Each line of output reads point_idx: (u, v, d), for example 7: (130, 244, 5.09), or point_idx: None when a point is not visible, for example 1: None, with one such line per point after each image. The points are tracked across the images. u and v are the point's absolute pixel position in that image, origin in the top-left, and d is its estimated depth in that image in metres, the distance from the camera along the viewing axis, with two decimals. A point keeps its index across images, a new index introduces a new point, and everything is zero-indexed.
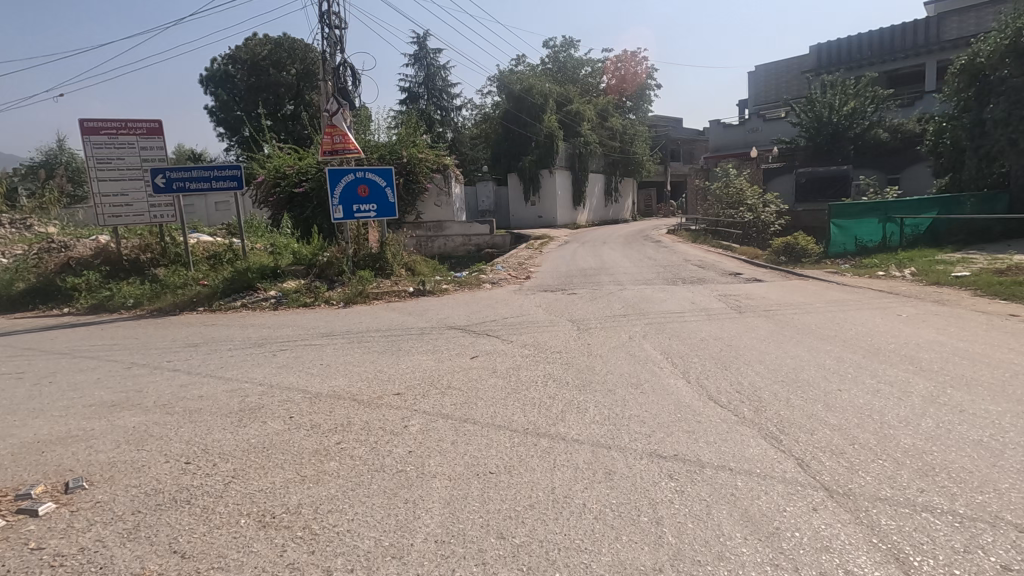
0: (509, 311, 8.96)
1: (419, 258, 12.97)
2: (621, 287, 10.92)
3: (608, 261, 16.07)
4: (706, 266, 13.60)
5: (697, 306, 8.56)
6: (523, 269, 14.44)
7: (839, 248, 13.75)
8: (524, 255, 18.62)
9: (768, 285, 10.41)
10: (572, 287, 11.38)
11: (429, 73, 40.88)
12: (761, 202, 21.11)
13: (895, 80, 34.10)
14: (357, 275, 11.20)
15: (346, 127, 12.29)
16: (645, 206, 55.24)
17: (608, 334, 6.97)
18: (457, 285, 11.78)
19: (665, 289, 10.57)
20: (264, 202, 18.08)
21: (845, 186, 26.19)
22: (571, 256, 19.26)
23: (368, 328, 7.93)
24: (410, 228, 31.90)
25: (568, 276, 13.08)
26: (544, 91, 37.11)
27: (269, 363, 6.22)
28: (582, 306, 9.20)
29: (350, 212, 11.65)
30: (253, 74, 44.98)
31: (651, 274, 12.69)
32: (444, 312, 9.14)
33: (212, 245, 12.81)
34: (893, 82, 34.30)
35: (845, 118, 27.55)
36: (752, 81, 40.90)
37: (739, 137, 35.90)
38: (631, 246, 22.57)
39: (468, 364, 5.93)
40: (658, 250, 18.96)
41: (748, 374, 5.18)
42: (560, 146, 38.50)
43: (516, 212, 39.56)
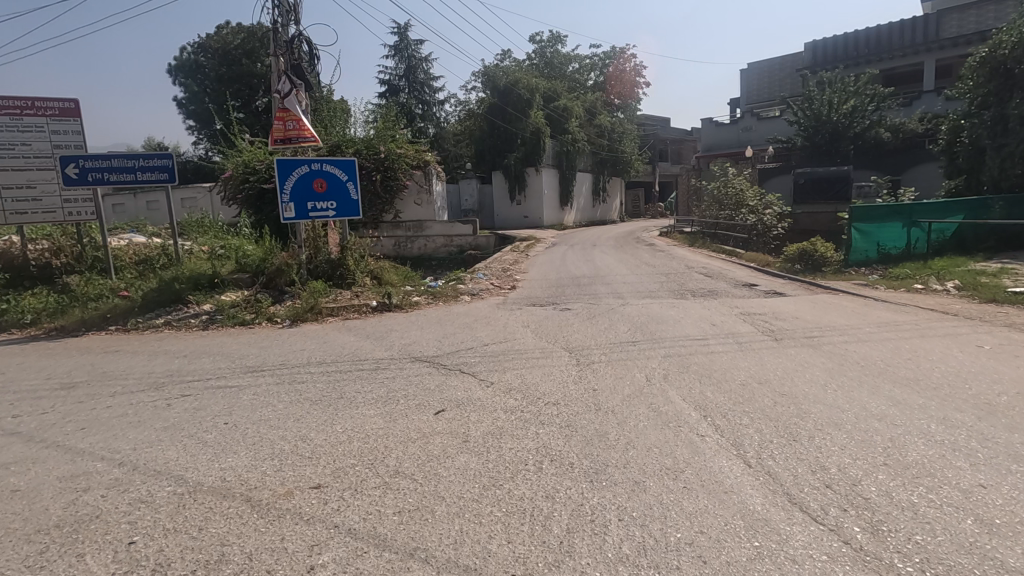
0: (490, 334, 7.34)
1: (388, 264, 11.23)
2: (622, 301, 9.40)
3: (602, 267, 14.54)
4: (713, 274, 12.16)
5: (719, 329, 7.04)
6: (508, 277, 12.81)
7: (861, 256, 12.27)
8: (509, 260, 17.01)
9: (795, 301, 8.91)
10: (566, 300, 9.82)
11: (410, 65, 38.87)
12: (762, 204, 19.76)
13: (892, 79, 33.11)
14: (309, 286, 9.44)
15: (302, 111, 10.52)
16: (633, 206, 53.95)
17: (618, 374, 5.36)
18: (431, 297, 10.06)
19: (674, 304, 9.07)
20: (232, 200, 16.25)
21: (846, 189, 24.90)
22: (560, 260, 17.68)
23: (308, 360, 6.19)
24: (388, 228, 30.08)
25: (560, 286, 11.52)
26: (530, 85, 35.68)
27: (150, 421, 4.46)
28: (580, 327, 7.62)
29: (304, 211, 9.93)
30: (224, 63, 42.73)
31: (655, 284, 11.17)
32: (411, 335, 7.45)
33: (144, 248, 10.98)
34: (889, 81, 33.32)
35: (844, 117, 26.47)
36: (745, 79, 39.75)
37: (732, 136, 34.65)
38: (623, 249, 21.05)
39: (431, 426, 4.27)
40: (654, 254, 17.45)
41: (836, 453, 3.56)
42: (547, 143, 37.03)
43: (501, 212, 37.89)
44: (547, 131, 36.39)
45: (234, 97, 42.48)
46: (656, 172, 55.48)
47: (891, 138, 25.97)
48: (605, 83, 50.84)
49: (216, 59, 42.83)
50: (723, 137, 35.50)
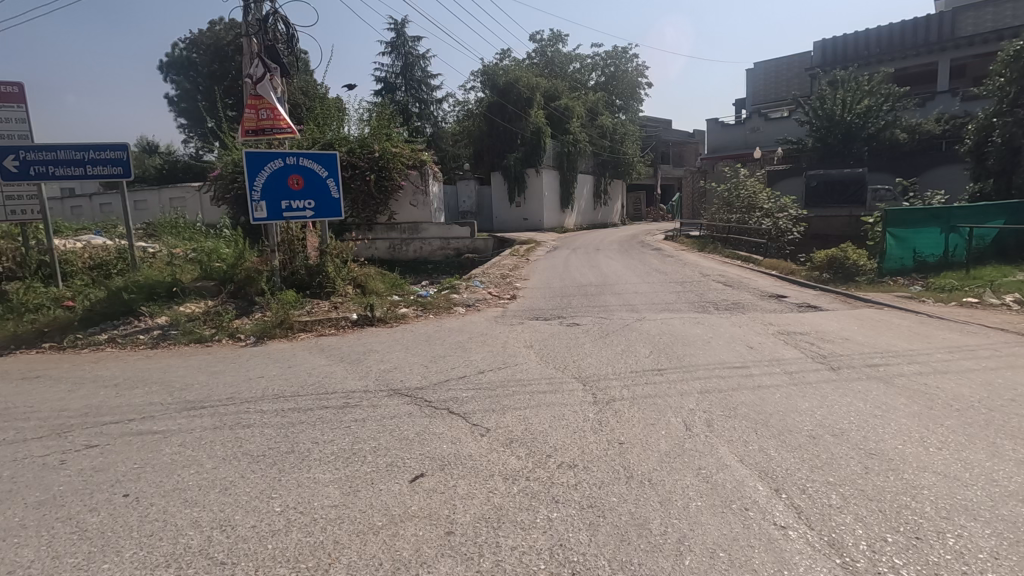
0: (489, 357, 6.19)
1: (374, 271, 10.08)
2: (638, 315, 8.28)
3: (609, 273, 13.44)
4: (733, 283, 11.05)
5: (760, 353, 5.92)
6: (507, 284, 11.70)
7: (895, 264, 11.17)
8: (508, 265, 15.88)
9: (835, 317, 7.83)
10: (574, 313, 8.71)
11: (407, 62, 37.65)
12: (777, 207, 18.68)
13: (904, 80, 32.11)
14: (281, 296, 8.30)
15: (278, 99, 9.39)
16: (634, 209, 52.92)
17: (650, 419, 4.23)
18: (421, 310, 8.92)
19: (697, 319, 7.95)
20: (220, 199, 15.14)
21: (862, 192, 23.82)
22: (563, 265, 16.57)
23: (262, 395, 5.02)
24: (383, 230, 29.24)
25: (565, 295, 10.43)
26: (531, 84, 34.66)
27: (25, 491, 3.30)
28: (593, 349, 6.48)
29: (278, 210, 8.77)
30: (216, 60, 41.56)
31: (672, 294, 10.06)
32: (394, 358, 6.31)
33: (101, 251, 9.83)
34: (901, 82, 32.31)
35: (857, 118, 25.56)
36: (750, 79, 38.78)
37: (738, 137, 33.65)
38: (629, 254, 19.96)
39: (404, 503, 3.13)
40: (663, 260, 16.35)
41: (990, 567, 2.44)
42: (548, 144, 35.99)
43: (500, 214, 36.77)
44: (548, 131, 35.33)
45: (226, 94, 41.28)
46: (657, 174, 54.49)
47: (907, 139, 24.99)
48: (606, 84, 49.85)
49: (208, 55, 41.67)
50: (729, 138, 34.50)
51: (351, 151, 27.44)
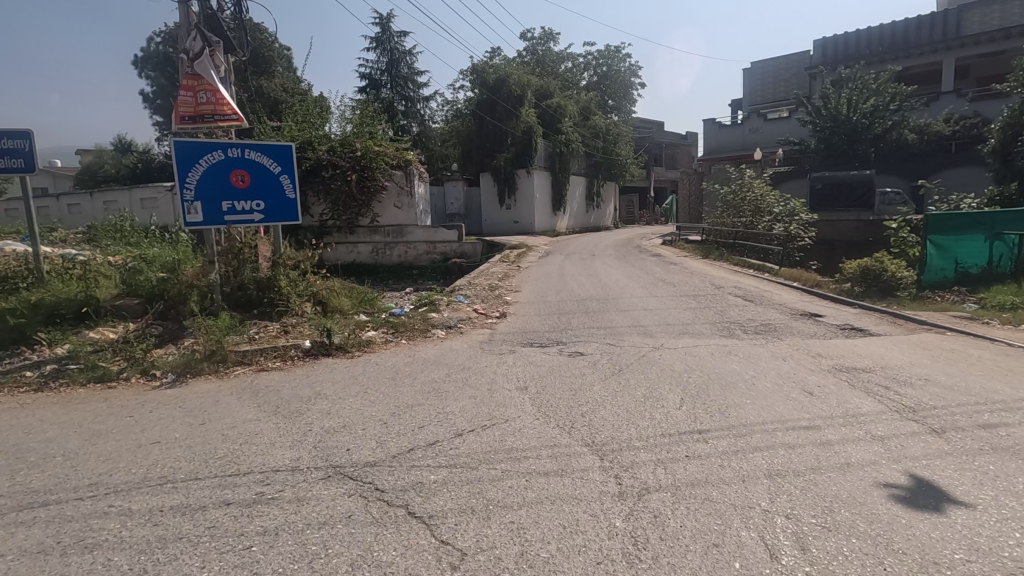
0: (472, 410, 4.70)
1: (339, 285, 8.55)
2: (653, 341, 6.87)
3: (610, 283, 12.09)
4: (754, 298, 9.67)
5: (827, 407, 4.48)
6: (496, 298, 10.30)
7: (936, 277, 9.86)
8: (497, 274, 14.48)
9: (894, 345, 6.47)
10: (576, 338, 7.26)
11: (392, 59, 36.04)
12: (786, 211, 17.42)
13: (907, 80, 31.11)
14: (217, 318, 6.75)
15: (221, 80, 7.88)
16: (627, 212, 51.75)
17: (710, 538, 2.77)
18: (392, 335, 7.41)
19: (727, 347, 6.54)
20: None
21: (870, 195, 22.67)
22: (557, 273, 15.24)
23: (140, 481, 3.48)
24: (365, 233, 27.99)
25: (561, 312, 9.03)
26: (522, 82, 33.35)
27: None
28: (607, 394, 5.00)
29: (218, 211, 7.21)
30: None
31: (687, 312, 8.67)
32: (346, 408, 4.78)
33: (8, 261, 8.18)
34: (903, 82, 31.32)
35: (863, 118, 24.48)
36: (747, 79, 37.75)
37: (736, 138, 32.65)
38: (628, 260, 18.59)
39: None
40: (668, 268, 15.00)
41: None
42: (540, 144, 34.67)
43: (489, 217, 35.35)
44: (539, 131, 33.94)
45: None
46: (650, 176, 53.39)
47: (915, 140, 23.93)
48: (599, 84, 48.68)
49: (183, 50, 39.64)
50: (726, 139, 33.47)
51: (331, 152, 26.70)
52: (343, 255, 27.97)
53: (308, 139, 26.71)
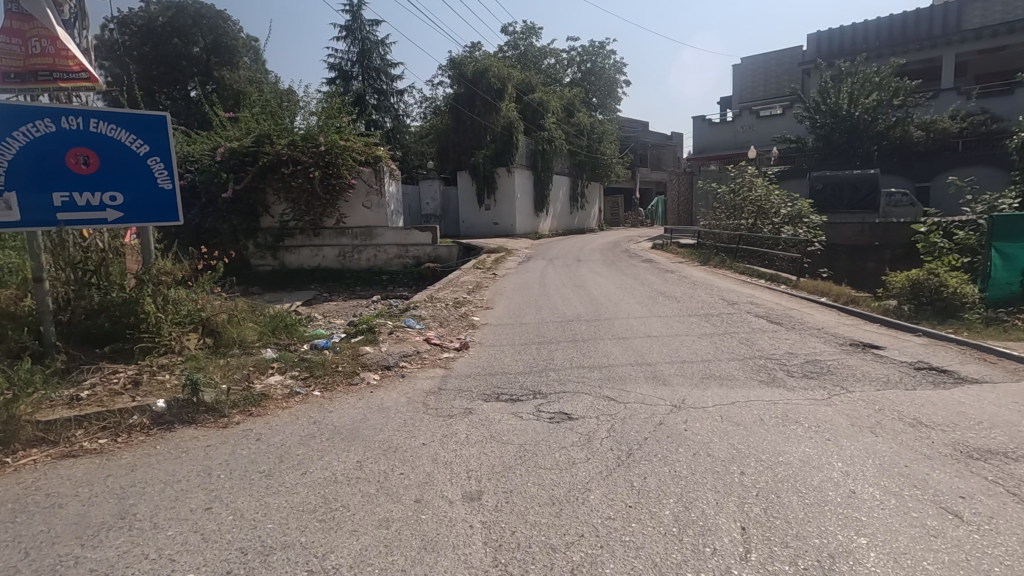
0: (377, 565, 2.60)
1: (243, 309, 6.39)
2: (669, 393, 4.86)
3: (600, 297, 10.13)
4: (781, 320, 7.75)
5: (1015, 557, 2.49)
6: (460, 319, 8.21)
7: (1005, 292, 7.97)
8: (467, 284, 12.42)
9: (1010, 398, 4.59)
10: (561, 386, 5.21)
11: (363, 49, 33.66)
12: (793, 213, 15.65)
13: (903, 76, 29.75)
14: (30, 368, 4.54)
15: (65, 29, 6.80)
16: (612, 214, 49.99)
17: None
18: (304, 381, 5.30)
19: (779, 405, 4.54)
20: None
21: (874, 196, 21.09)
22: (537, 282, 13.27)
23: None
24: (331, 236, 26.04)
25: (540, 340, 7.00)
26: (502, 75, 31.40)
27: None
28: (615, 520, 2.94)
29: (48, 205, 5.03)
30: (149, 42, 36.33)
31: (704, 342, 6.69)
32: (152, 561, 2.64)
33: None
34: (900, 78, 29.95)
35: (864, 113, 22.95)
36: (737, 75, 36.25)
37: (727, 137, 31.23)
38: (618, 267, 16.67)
39: None
40: (666, 277, 13.13)
41: None
42: (522, 141, 32.74)
43: (467, 218, 33.30)
44: (520, 127, 31.97)
45: (160, 81, 36.50)
46: (635, 177, 51.77)
47: (921, 137, 22.43)
48: (583, 80, 46.88)
49: (135, 36, 36.30)
50: (716, 137, 31.90)
51: (291, 147, 24.52)
52: (307, 259, 26.20)
53: (265, 133, 24.53)
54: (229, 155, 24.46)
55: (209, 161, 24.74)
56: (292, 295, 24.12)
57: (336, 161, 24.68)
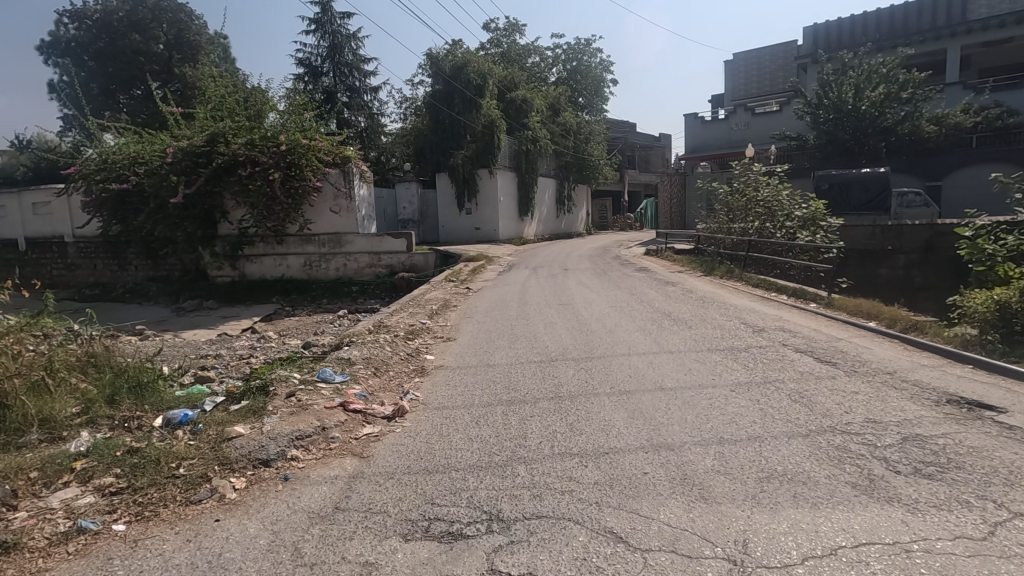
0: None
1: (58, 371, 4.30)
2: (715, 526, 2.86)
3: (592, 322, 8.14)
4: (833, 360, 5.80)
5: None
6: (407, 362, 6.15)
7: None
8: (431, 304, 10.31)
9: None
10: (534, 502, 3.20)
11: (334, 43, 31.48)
12: (807, 216, 13.82)
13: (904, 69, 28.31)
14: None
15: None
16: (600, 217, 48.24)
17: None
18: (113, 499, 3.25)
19: (919, 558, 2.55)
20: None
21: (885, 196, 19.41)
22: (516, 298, 11.26)
23: None
24: (295, 243, 24.15)
25: (511, 398, 4.97)
26: (482, 70, 29.51)
27: None
28: None
29: None
30: (104, 36, 33.82)
31: (741, 400, 4.71)
32: None
33: None
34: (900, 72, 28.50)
35: (871, 108, 21.44)
36: (729, 71, 34.73)
37: (721, 136, 29.68)
38: (610, 278, 14.83)
39: None
40: (668, 291, 11.28)
41: None
42: (504, 141, 30.83)
43: (447, 223, 31.26)
44: (503, 125, 30.06)
45: (116, 79, 33.98)
46: (623, 179, 50.09)
47: (933, 132, 20.84)
48: (569, 79, 45.06)
49: (90, 31, 33.87)
50: (709, 135, 30.24)
51: (249, 147, 22.21)
52: (269, 269, 24.43)
53: (220, 131, 22.26)
54: (180, 155, 22.15)
55: (158, 163, 22.45)
56: (251, 309, 21.98)
57: (300, 161, 22.55)
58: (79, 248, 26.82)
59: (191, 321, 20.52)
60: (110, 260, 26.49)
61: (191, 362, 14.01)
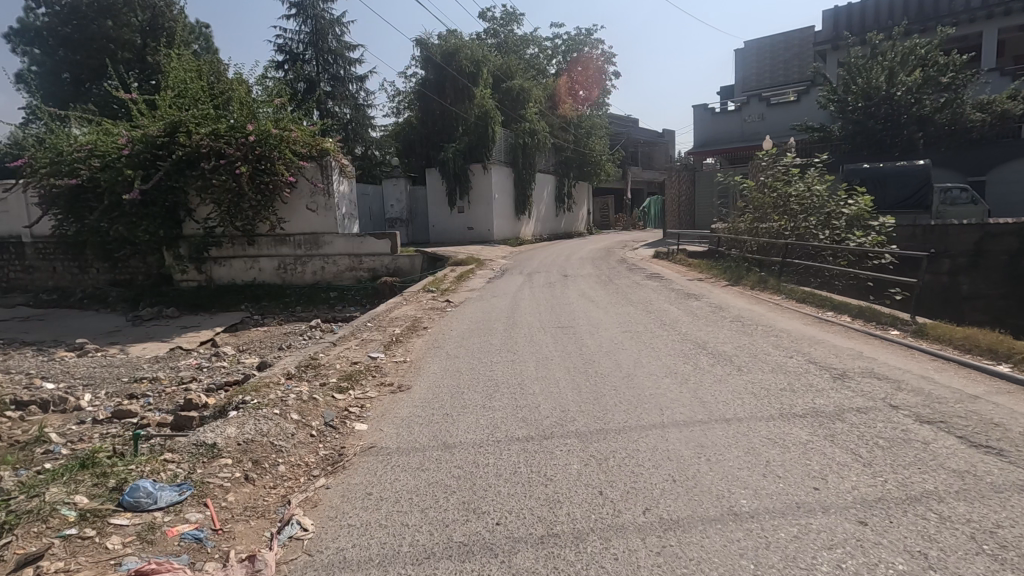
0: None
1: None
2: None
3: (602, 360, 5.94)
4: (994, 445, 3.63)
5: None
6: (316, 442, 3.96)
7: None
8: (394, 327, 8.09)
9: None
10: None
11: (317, 28, 29.23)
12: (853, 215, 11.45)
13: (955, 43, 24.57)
14: None
15: None
16: (601, 216, 46.15)
17: None
18: None
19: None
20: None
21: (926, 193, 17.22)
22: (502, 315, 9.08)
23: None
24: (268, 244, 22.00)
25: (468, 542, 2.76)
26: (475, 57, 27.38)
27: None
28: None
29: None
30: (71, 22, 31.44)
31: (893, 558, 2.52)
32: None
33: None
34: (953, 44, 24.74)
35: (906, 94, 19.31)
36: (740, 60, 32.65)
37: (732, 128, 27.54)
38: (617, 286, 12.71)
39: None
40: (693, 307, 9.15)
41: None
42: (499, 133, 28.64)
43: (437, 222, 29.04)
44: (498, 116, 27.85)
45: (85, 67, 31.68)
46: (625, 177, 47.89)
47: (977, 121, 18.78)
48: (568, 71, 42.82)
49: (58, 17, 31.57)
50: (721, 128, 28.03)
51: (212, 137, 19.96)
52: (239, 273, 22.29)
53: (181, 120, 20.02)
54: (137, 147, 19.93)
55: (114, 155, 20.25)
56: (215, 318, 19.82)
57: (272, 154, 20.36)
58: (36, 249, 24.62)
59: (146, 332, 18.38)
60: (71, 262, 24.32)
61: (120, 387, 11.83)
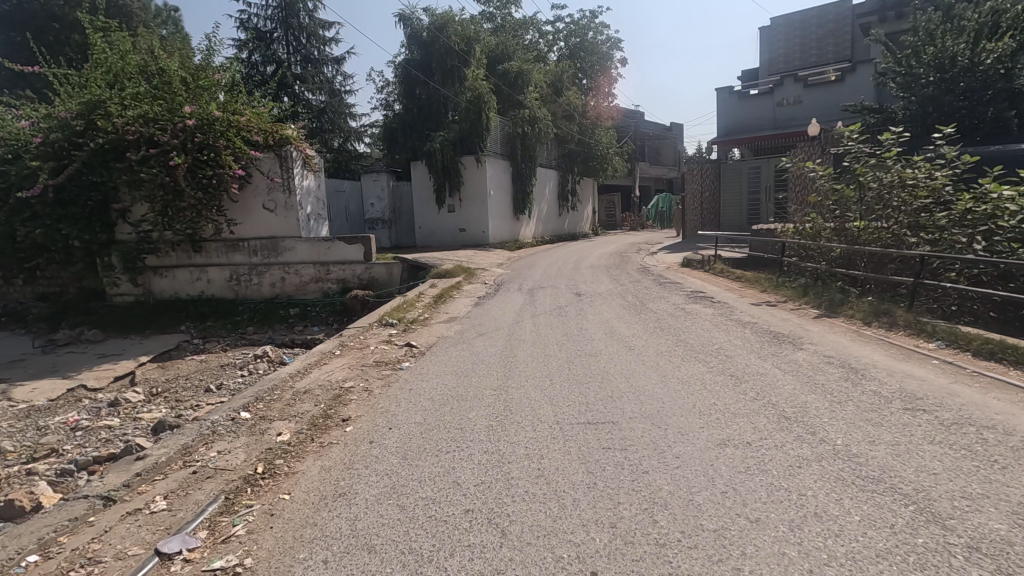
0: None
1: None
2: None
3: None
4: None
5: None
6: None
7: None
8: (283, 425, 4.41)
9: None
10: None
11: (285, 2, 25.40)
12: (1010, 219, 7.67)
13: None
14: None
15: None
16: (607, 215, 42.51)
17: None
18: None
19: None
20: None
21: None
22: (489, 381, 5.42)
23: None
24: (217, 250, 18.31)
25: None
26: (466, 33, 23.94)
27: None
28: None
29: None
30: None
31: None
32: None
33: None
34: None
35: (997, 62, 15.64)
36: (766, 40, 29.09)
37: (762, 114, 23.96)
38: (653, 314, 9.10)
39: None
40: (803, 369, 5.51)
41: None
42: (495, 121, 25.07)
43: (424, 223, 25.40)
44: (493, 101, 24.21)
45: None
46: (633, 173, 44.19)
47: None
48: (571, 57, 39.15)
49: None
50: (749, 113, 24.43)
51: (142, 121, 16.16)
52: (183, 285, 18.57)
53: (103, 99, 16.27)
54: (50, 131, 16.29)
55: (24, 144, 16.55)
56: (146, 343, 16.12)
57: (217, 142, 16.64)
58: None
59: (52, 363, 14.66)
60: None
61: None
